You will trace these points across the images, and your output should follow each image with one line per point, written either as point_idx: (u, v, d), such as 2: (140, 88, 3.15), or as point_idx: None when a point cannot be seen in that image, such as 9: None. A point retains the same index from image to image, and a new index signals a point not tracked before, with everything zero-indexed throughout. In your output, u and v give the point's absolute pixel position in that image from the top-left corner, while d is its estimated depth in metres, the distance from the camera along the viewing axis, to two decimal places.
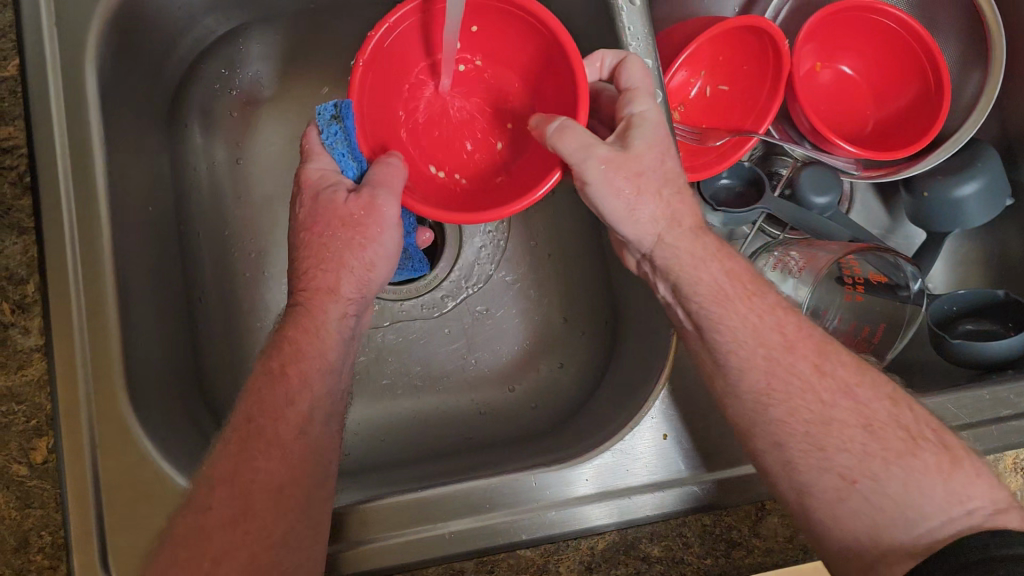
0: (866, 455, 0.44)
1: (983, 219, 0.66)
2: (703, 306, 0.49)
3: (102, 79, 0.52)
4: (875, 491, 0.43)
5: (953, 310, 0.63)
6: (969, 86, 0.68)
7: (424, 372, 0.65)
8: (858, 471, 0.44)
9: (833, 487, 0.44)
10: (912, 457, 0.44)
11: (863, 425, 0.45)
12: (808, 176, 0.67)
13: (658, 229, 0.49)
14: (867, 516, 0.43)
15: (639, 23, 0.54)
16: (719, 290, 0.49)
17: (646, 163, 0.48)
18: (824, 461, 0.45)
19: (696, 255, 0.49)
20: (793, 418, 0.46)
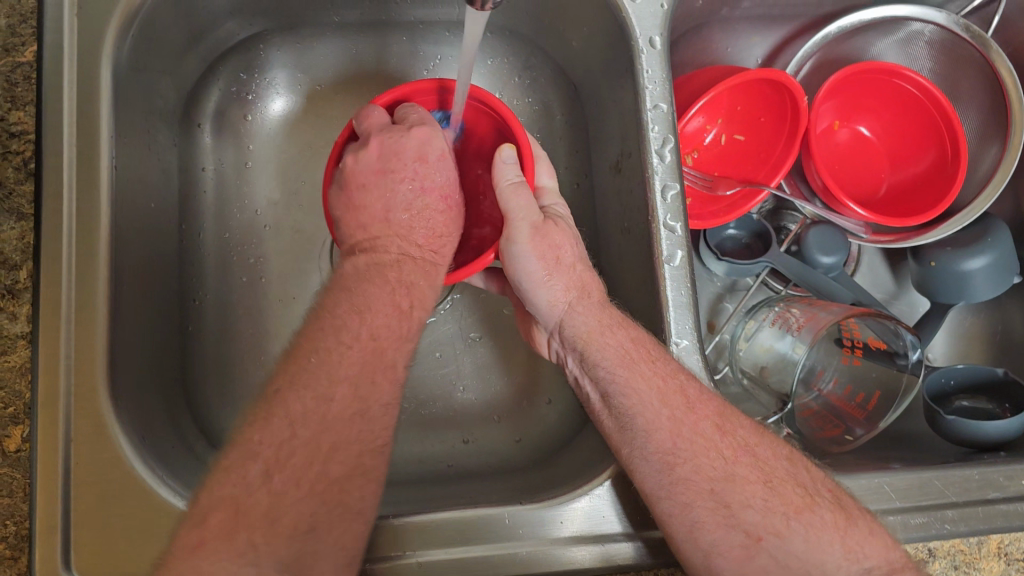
0: (768, 510, 0.46)
1: (991, 292, 0.65)
2: (610, 372, 0.49)
3: (118, 73, 0.52)
4: (780, 548, 0.45)
5: (950, 384, 0.62)
6: (986, 158, 0.67)
7: (412, 395, 0.64)
8: (762, 527, 0.45)
9: (740, 544, 0.45)
10: (808, 513, 0.46)
11: (763, 483, 0.46)
12: (815, 236, 0.67)
13: (568, 300, 0.51)
14: (776, 572, 0.45)
15: (658, 67, 0.54)
16: (623, 353, 0.49)
17: (558, 242, 0.51)
18: (731, 518, 0.45)
19: (604, 323, 0.50)
20: (698, 476, 0.46)
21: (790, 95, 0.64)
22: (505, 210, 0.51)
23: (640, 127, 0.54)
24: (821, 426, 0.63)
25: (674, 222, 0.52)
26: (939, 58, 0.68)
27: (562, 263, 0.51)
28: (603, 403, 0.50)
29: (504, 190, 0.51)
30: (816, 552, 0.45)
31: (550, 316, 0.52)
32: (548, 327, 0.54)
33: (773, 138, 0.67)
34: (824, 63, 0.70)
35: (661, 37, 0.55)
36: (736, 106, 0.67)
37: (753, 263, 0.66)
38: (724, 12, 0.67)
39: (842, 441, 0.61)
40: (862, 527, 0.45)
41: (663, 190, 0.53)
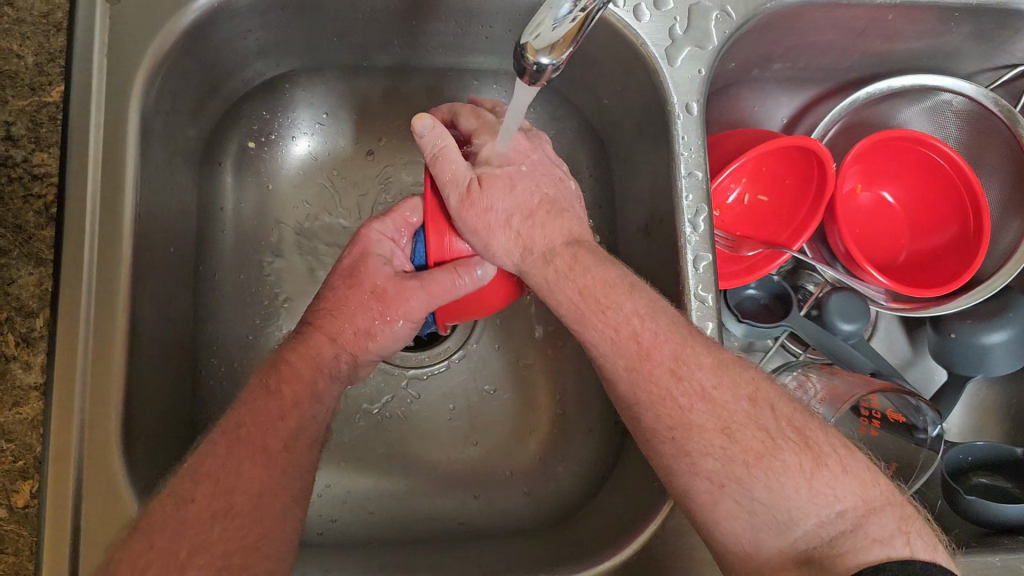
0: (727, 458, 0.43)
1: (1009, 369, 0.65)
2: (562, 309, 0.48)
3: (146, 115, 0.51)
4: (746, 494, 0.42)
5: (968, 461, 0.62)
6: (1009, 231, 0.67)
7: (424, 449, 0.63)
8: (721, 473, 0.43)
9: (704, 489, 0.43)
10: (770, 459, 0.42)
11: (722, 429, 0.43)
12: (836, 302, 0.67)
13: (515, 248, 0.48)
14: (741, 517, 0.42)
15: (693, 134, 0.54)
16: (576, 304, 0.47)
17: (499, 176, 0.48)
18: (693, 465, 0.44)
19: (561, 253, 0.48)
20: (670, 432, 0.45)
21: (819, 162, 0.63)
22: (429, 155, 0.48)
23: (672, 194, 0.54)
24: None
25: (704, 294, 0.52)
26: (967, 129, 0.68)
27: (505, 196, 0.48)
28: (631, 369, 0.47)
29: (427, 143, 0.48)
30: (782, 501, 0.41)
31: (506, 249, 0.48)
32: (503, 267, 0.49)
33: (797, 200, 0.67)
34: (849, 127, 0.70)
35: (697, 104, 0.54)
36: (761, 170, 0.66)
37: (773, 327, 0.66)
38: (754, 73, 0.66)
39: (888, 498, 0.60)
40: None
41: (695, 259, 0.53)
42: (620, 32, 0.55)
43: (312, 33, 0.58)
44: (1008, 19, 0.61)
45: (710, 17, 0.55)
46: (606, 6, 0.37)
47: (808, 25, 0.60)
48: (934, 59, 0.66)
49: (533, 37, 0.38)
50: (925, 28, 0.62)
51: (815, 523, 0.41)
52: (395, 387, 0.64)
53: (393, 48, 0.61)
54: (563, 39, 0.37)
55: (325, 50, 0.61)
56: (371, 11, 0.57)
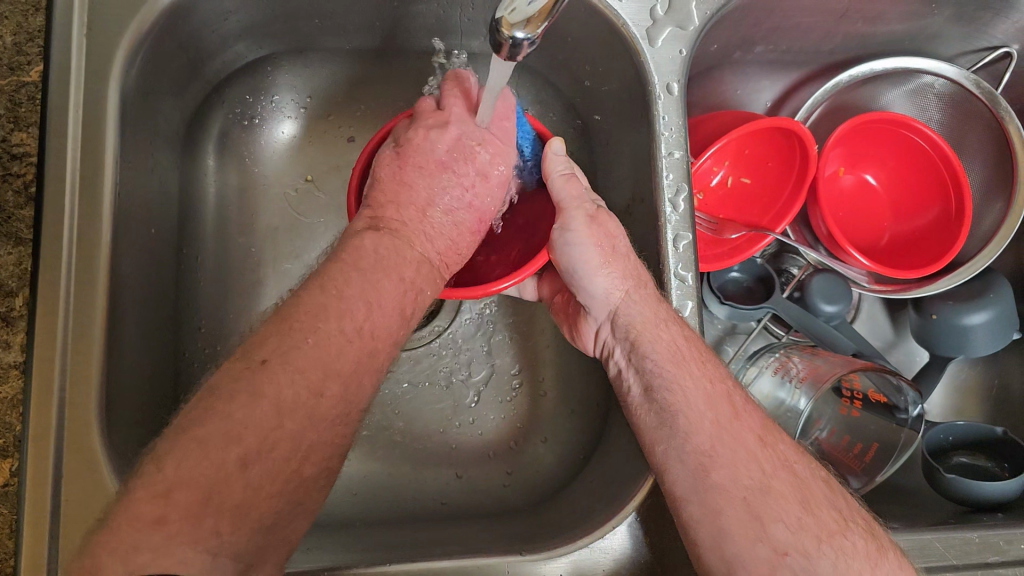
0: (801, 528, 0.40)
1: (989, 350, 0.65)
2: (659, 366, 0.48)
3: (125, 95, 0.51)
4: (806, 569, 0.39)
5: (947, 441, 0.62)
6: (991, 213, 0.67)
7: (406, 429, 0.63)
8: (791, 543, 0.40)
9: (765, 558, 0.40)
10: (840, 539, 0.40)
11: (802, 503, 0.41)
12: (819, 283, 0.67)
13: (625, 288, 0.50)
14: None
15: (673, 114, 0.54)
16: (676, 348, 0.48)
17: (614, 231, 0.51)
18: (760, 530, 0.40)
19: (658, 316, 0.49)
20: (733, 485, 0.42)
21: (801, 142, 0.63)
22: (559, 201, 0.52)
23: (652, 174, 0.54)
24: (840, 463, 0.61)
25: (684, 272, 0.52)
26: (949, 111, 0.68)
27: (617, 250, 0.51)
28: (644, 398, 0.48)
29: (554, 181, 0.52)
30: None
31: (604, 303, 0.52)
32: (598, 317, 0.53)
33: (781, 181, 0.67)
34: (831, 110, 0.70)
35: (677, 84, 0.54)
36: (745, 153, 0.67)
37: (755, 309, 0.66)
38: (737, 55, 0.66)
39: (860, 478, 0.60)
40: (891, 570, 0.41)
41: (674, 239, 0.53)
42: (601, 13, 0.56)
43: (291, 14, 0.58)
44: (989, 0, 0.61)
45: None
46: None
47: (790, 7, 0.60)
48: (916, 41, 0.66)
49: (508, 12, 0.38)
50: (906, 10, 0.62)
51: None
52: None
53: (375, 30, 0.61)
54: (537, 13, 0.37)
55: (305, 32, 0.61)
56: None
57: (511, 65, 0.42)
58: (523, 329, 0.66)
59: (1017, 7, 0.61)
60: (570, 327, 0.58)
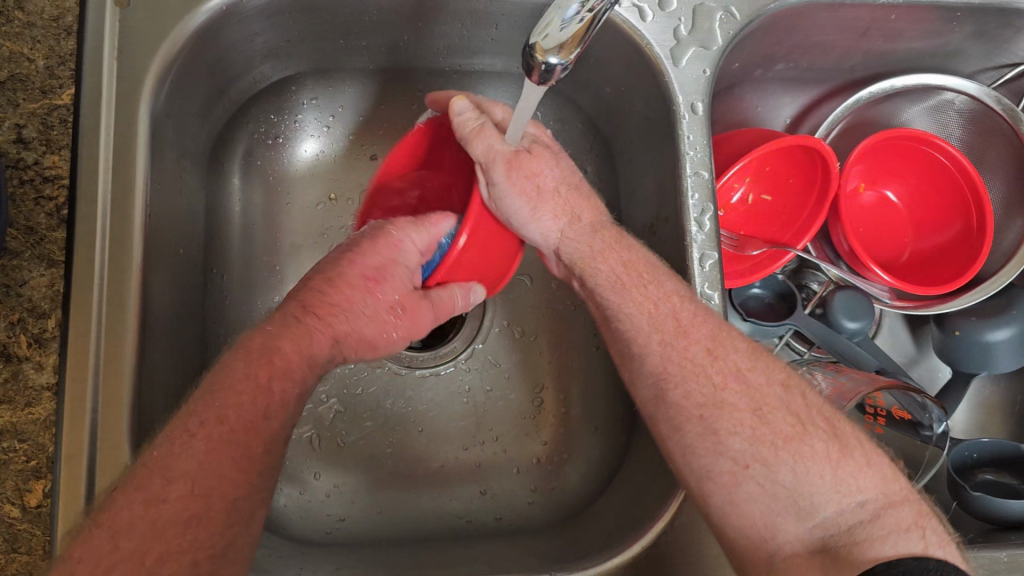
0: (754, 439, 0.44)
1: (1013, 366, 0.65)
2: (603, 293, 0.51)
3: (155, 118, 0.51)
4: (768, 477, 0.43)
5: (973, 457, 0.62)
6: (1013, 229, 0.67)
7: (430, 447, 0.63)
8: (749, 454, 0.44)
9: (728, 470, 0.44)
10: (801, 443, 0.44)
11: (754, 410, 0.45)
12: (841, 300, 0.66)
13: (559, 225, 0.51)
14: (763, 500, 0.43)
15: (698, 133, 0.54)
16: (614, 277, 0.51)
17: (535, 170, 0.50)
18: (718, 444, 0.45)
19: (598, 247, 0.51)
20: (691, 405, 0.46)
21: (823, 159, 0.63)
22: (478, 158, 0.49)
23: (677, 194, 0.54)
24: None
25: (710, 292, 0.52)
26: (970, 127, 0.68)
27: (544, 190, 0.50)
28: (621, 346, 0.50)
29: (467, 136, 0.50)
30: (807, 487, 0.42)
31: (545, 245, 0.52)
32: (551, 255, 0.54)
33: (803, 195, 0.67)
34: (852, 126, 0.70)
35: (702, 104, 0.55)
36: (767, 171, 0.67)
37: (777, 326, 0.66)
38: (758, 73, 0.66)
39: None
40: (851, 477, 0.43)
41: (700, 258, 0.53)
42: (625, 32, 0.56)
43: (316, 35, 0.59)
44: (1010, 18, 0.61)
45: (714, 18, 0.56)
46: (614, 6, 0.37)
47: (812, 25, 0.61)
48: (936, 58, 0.67)
49: (542, 37, 0.38)
50: (928, 27, 0.63)
51: (837, 510, 0.42)
52: (401, 387, 0.64)
53: (399, 50, 0.62)
54: (571, 38, 0.38)
55: (330, 52, 0.61)
56: (375, 13, 0.57)
57: (543, 87, 0.42)
58: (545, 346, 0.66)
59: None
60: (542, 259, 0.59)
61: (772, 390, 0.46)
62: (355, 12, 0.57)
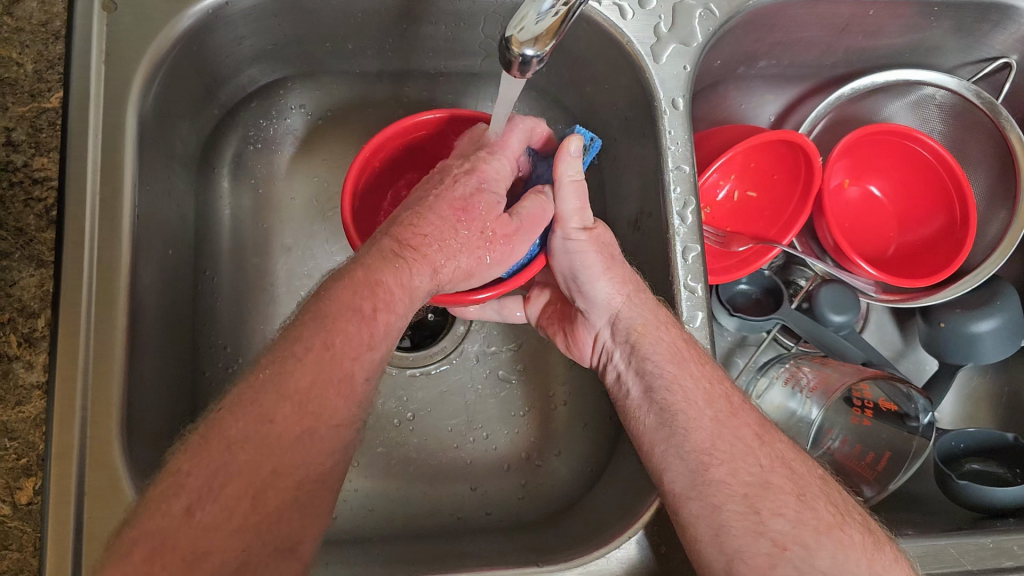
0: (800, 522, 0.41)
1: (998, 357, 0.66)
2: (660, 365, 0.49)
3: (143, 120, 0.52)
4: (806, 561, 0.40)
5: (959, 447, 0.62)
6: (996, 221, 0.68)
7: (420, 446, 0.63)
8: (791, 537, 0.41)
9: (766, 553, 0.40)
10: (839, 531, 0.41)
11: (818, 504, 0.43)
12: (826, 294, 0.67)
13: (624, 293, 0.51)
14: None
15: (680, 127, 0.55)
16: (677, 351, 0.49)
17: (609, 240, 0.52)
18: (760, 525, 0.41)
19: (658, 319, 0.50)
20: (733, 480, 0.43)
21: (805, 156, 0.64)
22: (561, 211, 0.51)
23: (660, 187, 0.55)
24: (855, 471, 0.62)
25: (694, 284, 0.53)
26: (950, 121, 0.69)
27: (614, 257, 0.52)
28: (644, 398, 0.49)
29: (564, 183, 0.51)
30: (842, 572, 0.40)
31: (605, 308, 0.52)
32: (594, 324, 0.54)
33: (788, 190, 0.67)
34: (834, 122, 0.71)
35: (682, 99, 0.56)
36: (753, 169, 0.68)
37: (764, 320, 0.67)
38: (740, 71, 0.67)
39: (877, 487, 0.60)
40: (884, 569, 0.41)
41: (683, 250, 0.53)
42: (605, 30, 0.57)
43: (300, 38, 0.59)
44: (988, 12, 0.62)
45: (694, 15, 0.57)
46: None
47: (790, 22, 0.61)
48: (915, 54, 0.68)
49: (517, 29, 0.39)
50: (906, 23, 0.63)
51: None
52: (393, 386, 0.65)
53: (385, 52, 0.62)
54: (547, 30, 0.38)
55: (316, 55, 0.62)
56: (360, 16, 0.58)
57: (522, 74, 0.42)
58: (534, 342, 0.67)
59: (1015, 18, 0.61)
60: (566, 337, 0.58)
61: (817, 481, 0.44)
62: (340, 16, 0.58)
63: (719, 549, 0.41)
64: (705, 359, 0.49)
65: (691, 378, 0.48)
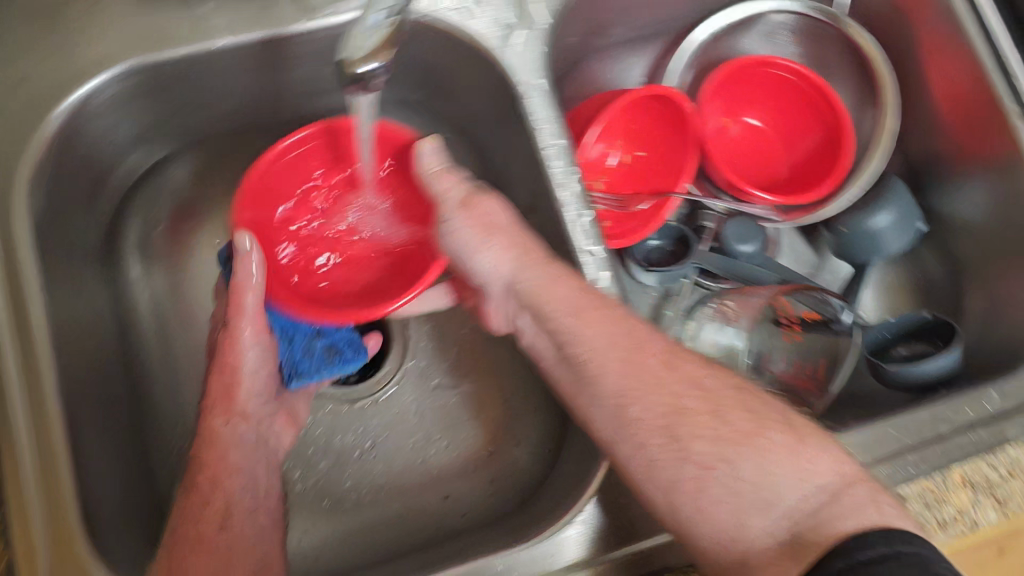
0: (718, 438, 0.43)
1: (901, 245, 0.69)
2: (557, 320, 0.48)
3: (35, 222, 0.53)
4: (729, 475, 0.42)
5: (887, 335, 0.65)
6: (869, 121, 0.72)
7: (386, 470, 0.65)
8: (712, 457, 0.42)
9: (692, 476, 0.42)
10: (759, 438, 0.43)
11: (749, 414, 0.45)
12: (731, 229, 0.69)
13: (508, 258, 0.52)
14: (727, 500, 0.41)
15: (547, 106, 0.57)
16: (573, 302, 0.48)
17: (489, 211, 0.54)
18: (681, 451, 0.43)
19: (552, 277, 0.49)
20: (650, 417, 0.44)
21: (675, 106, 0.68)
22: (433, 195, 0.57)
23: (543, 166, 0.57)
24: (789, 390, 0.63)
25: (595, 247, 0.56)
26: (804, 40, 0.73)
27: (492, 225, 0.53)
28: (561, 359, 0.49)
29: (429, 178, 0.56)
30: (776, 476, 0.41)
31: (496, 276, 0.53)
32: (496, 294, 0.55)
33: (671, 140, 0.71)
34: (700, 68, 0.74)
35: (544, 80, 0.58)
36: (632, 129, 0.71)
37: (679, 267, 0.70)
38: (599, 41, 0.70)
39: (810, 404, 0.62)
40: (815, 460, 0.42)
41: (578, 219, 0.56)
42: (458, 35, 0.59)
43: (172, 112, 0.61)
44: None
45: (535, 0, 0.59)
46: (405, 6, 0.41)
47: None
48: None
49: (352, 52, 0.42)
50: None
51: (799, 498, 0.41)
52: (345, 421, 0.67)
53: (257, 106, 0.64)
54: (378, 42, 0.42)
55: (192, 125, 0.64)
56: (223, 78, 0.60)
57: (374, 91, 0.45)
58: (470, 345, 0.69)
59: None
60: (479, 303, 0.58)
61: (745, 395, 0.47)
62: (204, 82, 0.59)
63: (655, 483, 0.43)
64: (603, 303, 0.48)
65: (597, 324, 0.47)
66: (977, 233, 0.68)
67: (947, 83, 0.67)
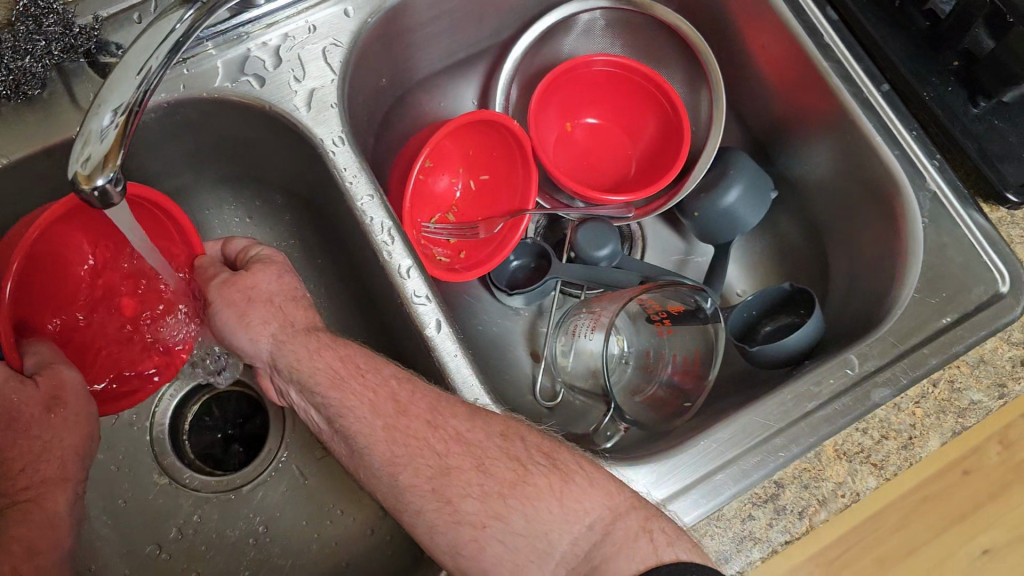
0: (485, 495, 0.45)
1: (756, 218, 0.68)
2: (325, 395, 0.49)
3: None
4: (504, 530, 0.44)
5: (753, 315, 0.64)
6: (703, 100, 0.71)
7: (283, 551, 0.63)
8: (483, 515, 0.45)
9: (468, 537, 0.44)
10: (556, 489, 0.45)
11: None
12: (582, 235, 0.69)
13: (274, 331, 0.52)
14: (507, 556, 0.44)
15: (352, 160, 0.56)
16: (334, 374, 0.50)
17: (250, 282, 0.53)
18: (462, 518, 0.45)
19: (309, 346, 0.51)
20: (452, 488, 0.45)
21: (500, 127, 0.67)
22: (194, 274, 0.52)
23: (360, 222, 0.56)
24: (661, 398, 0.62)
25: (424, 294, 0.54)
26: (623, 32, 0.72)
27: (255, 300, 0.52)
28: (329, 424, 0.50)
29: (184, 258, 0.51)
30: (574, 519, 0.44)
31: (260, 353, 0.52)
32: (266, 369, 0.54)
33: (509, 159, 0.69)
34: (528, 79, 0.73)
35: (345, 133, 0.56)
36: (468, 156, 0.70)
37: (541, 285, 0.69)
38: (415, 74, 0.68)
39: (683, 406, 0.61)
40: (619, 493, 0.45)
41: (403, 269, 0.55)
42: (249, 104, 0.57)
43: None
44: None
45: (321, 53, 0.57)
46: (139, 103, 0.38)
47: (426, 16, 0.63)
48: None
49: (82, 165, 0.37)
50: None
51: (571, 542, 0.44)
52: (235, 508, 0.64)
53: None
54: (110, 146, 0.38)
55: None
56: None
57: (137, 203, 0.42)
58: None
59: None
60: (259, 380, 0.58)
61: None
62: None
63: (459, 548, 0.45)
64: (364, 370, 0.50)
65: (355, 395, 0.49)
66: (825, 191, 0.67)
67: (764, 50, 0.66)
